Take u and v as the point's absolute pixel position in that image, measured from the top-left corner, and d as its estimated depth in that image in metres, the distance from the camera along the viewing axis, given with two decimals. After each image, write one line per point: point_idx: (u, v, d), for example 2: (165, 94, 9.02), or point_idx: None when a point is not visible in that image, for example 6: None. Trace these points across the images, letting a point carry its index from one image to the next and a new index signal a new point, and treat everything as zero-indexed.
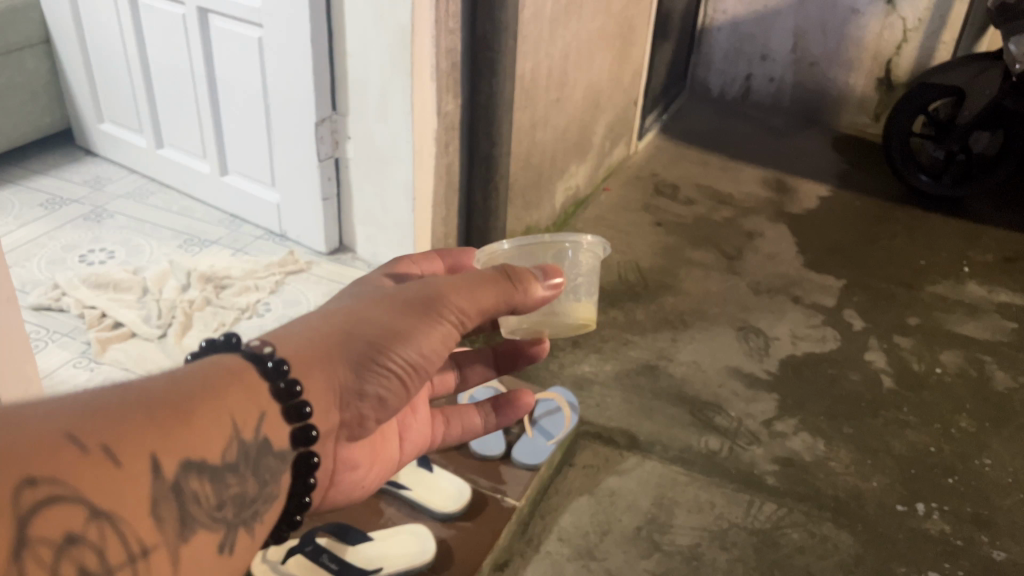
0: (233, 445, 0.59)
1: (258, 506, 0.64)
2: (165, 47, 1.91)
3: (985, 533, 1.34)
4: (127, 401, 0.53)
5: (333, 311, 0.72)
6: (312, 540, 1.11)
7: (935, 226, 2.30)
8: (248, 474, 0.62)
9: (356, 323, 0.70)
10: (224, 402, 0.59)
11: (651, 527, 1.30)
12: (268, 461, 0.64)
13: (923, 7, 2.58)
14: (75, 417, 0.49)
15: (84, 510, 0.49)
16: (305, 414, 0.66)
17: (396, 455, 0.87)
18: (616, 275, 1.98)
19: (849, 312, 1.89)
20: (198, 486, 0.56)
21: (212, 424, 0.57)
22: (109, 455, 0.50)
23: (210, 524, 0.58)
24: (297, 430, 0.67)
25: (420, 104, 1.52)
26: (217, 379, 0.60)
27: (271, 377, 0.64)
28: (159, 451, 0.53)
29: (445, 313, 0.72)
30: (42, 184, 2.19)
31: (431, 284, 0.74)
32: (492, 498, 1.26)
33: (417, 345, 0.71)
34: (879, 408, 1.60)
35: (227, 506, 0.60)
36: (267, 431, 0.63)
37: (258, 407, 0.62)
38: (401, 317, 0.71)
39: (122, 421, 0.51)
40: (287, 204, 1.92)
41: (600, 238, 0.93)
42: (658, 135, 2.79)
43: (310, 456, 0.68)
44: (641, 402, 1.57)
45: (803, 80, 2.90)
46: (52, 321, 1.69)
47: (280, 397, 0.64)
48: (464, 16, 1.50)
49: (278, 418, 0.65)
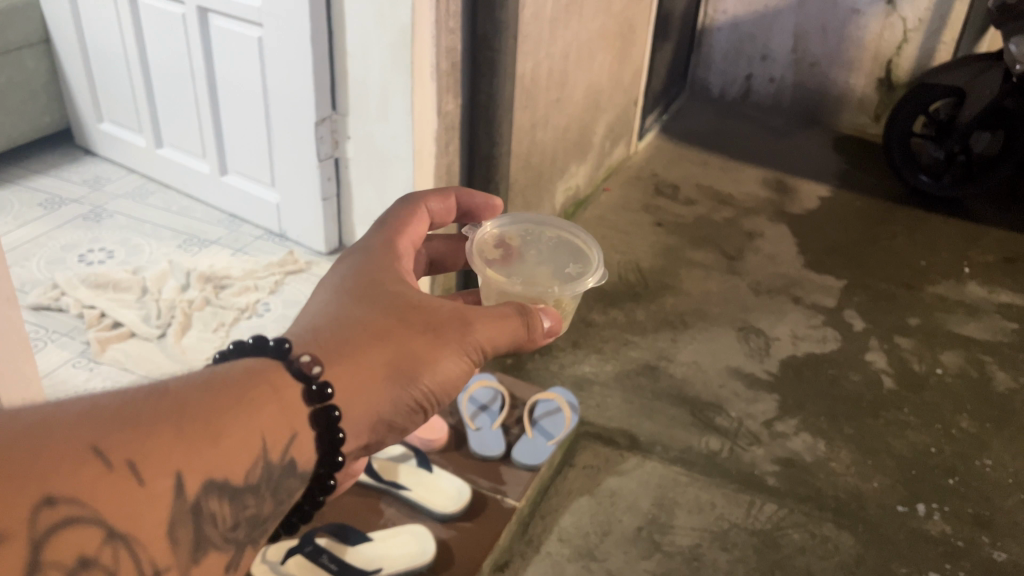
0: (257, 466, 0.58)
1: (269, 523, 0.63)
2: (164, 46, 1.90)
3: (986, 534, 1.34)
4: (159, 411, 0.53)
5: (364, 327, 0.67)
6: (312, 540, 1.11)
7: (934, 227, 2.30)
8: (267, 495, 0.61)
9: (391, 351, 0.67)
10: (258, 418, 0.58)
11: (652, 527, 1.30)
12: (289, 482, 0.63)
13: (923, 8, 2.58)
14: (104, 428, 0.50)
15: (100, 532, 0.49)
16: (338, 442, 0.64)
17: None
18: (616, 275, 1.98)
19: (850, 312, 1.89)
20: (216, 507, 0.56)
21: (240, 442, 0.56)
22: (133, 473, 0.50)
23: (222, 545, 0.58)
24: (323, 457, 0.64)
25: (420, 105, 1.50)
26: (254, 390, 0.59)
27: (312, 399, 0.62)
28: (183, 469, 0.52)
29: (477, 351, 0.71)
30: (41, 183, 2.18)
31: (465, 313, 0.71)
32: (492, 499, 1.26)
33: (448, 384, 0.70)
34: (880, 408, 1.60)
35: (240, 528, 0.60)
36: (295, 453, 0.62)
37: (291, 428, 0.61)
38: (437, 351, 0.69)
39: (150, 437, 0.51)
40: (287, 204, 1.92)
41: (601, 276, 0.86)
42: (658, 135, 2.79)
43: (328, 480, 0.66)
44: (642, 402, 1.57)
45: (803, 80, 2.90)
46: (52, 321, 1.69)
47: (316, 424, 0.62)
48: (465, 17, 1.49)
49: (309, 443, 0.62)
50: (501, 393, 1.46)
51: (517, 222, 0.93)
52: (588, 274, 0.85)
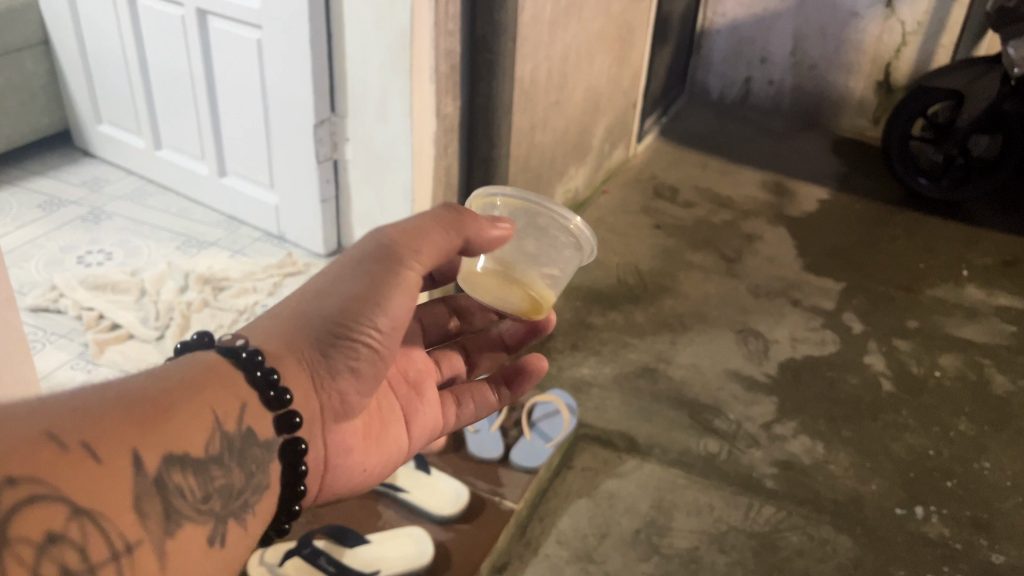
0: (215, 437, 0.61)
1: (247, 496, 0.65)
2: (164, 48, 1.90)
3: (984, 537, 1.34)
4: (106, 401, 0.55)
5: (301, 287, 0.79)
6: (310, 542, 1.11)
7: (933, 230, 2.30)
8: (234, 466, 0.63)
9: (320, 293, 0.77)
10: (203, 396, 0.62)
11: (650, 529, 1.30)
12: (253, 452, 0.65)
13: (922, 11, 2.58)
14: (54, 417, 0.51)
15: (64, 508, 0.48)
16: (286, 401, 0.69)
17: (404, 441, 0.89)
18: (615, 277, 1.98)
19: (849, 315, 1.89)
20: (181, 479, 0.57)
21: (192, 419, 0.59)
22: (90, 452, 0.51)
23: (196, 517, 0.58)
24: (279, 418, 0.68)
25: (420, 106, 1.51)
26: (195, 375, 0.63)
27: (246, 367, 0.67)
28: (140, 446, 0.54)
29: (397, 265, 0.78)
30: (40, 184, 2.19)
31: (376, 236, 0.80)
32: (491, 501, 1.26)
33: (377, 302, 0.76)
34: (879, 411, 1.60)
35: (212, 499, 0.60)
36: (250, 421, 0.65)
37: (238, 399, 0.65)
38: (357, 276, 0.77)
39: (101, 420, 0.53)
40: (287, 205, 1.92)
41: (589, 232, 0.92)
42: (658, 137, 2.79)
43: (297, 442, 0.70)
44: (640, 404, 1.57)
45: (802, 83, 2.90)
46: (50, 322, 1.69)
47: (257, 387, 0.67)
48: (464, 19, 1.50)
49: (259, 407, 0.67)
50: None
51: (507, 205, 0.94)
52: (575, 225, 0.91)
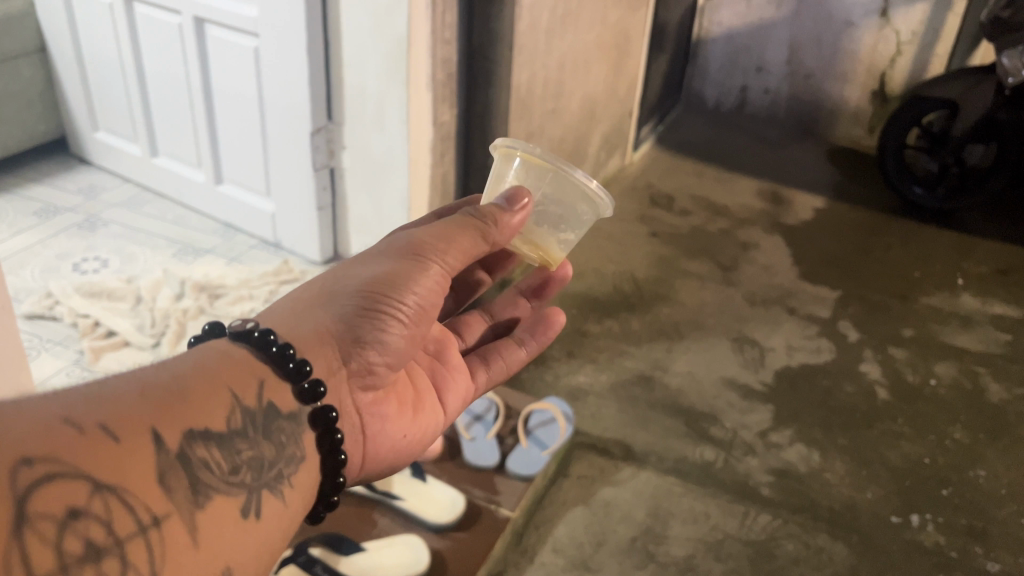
0: (237, 412, 0.62)
1: (279, 468, 0.65)
2: (161, 56, 1.91)
3: (979, 545, 1.34)
4: (120, 389, 0.56)
5: (333, 271, 0.81)
6: (305, 550, 1.12)
7: (928, 238, 2.31)
8: (260, 438, 0.64)
9: (349, 275, 0.78)
10: (217, 376, 0.63)
11: (646, 537, 1.30)
12: (279, 425, 0.66)
13: (916, 21, 2.60)
14: (69, 404, 0.52)
15: (86, 484, 0.49)
16: (305, 371, 0.69)
17: (440, 408, 0.91)
18: (611, 285, 1.98)
19: (844, 323, 1.89)
20: (206, 454, 0.58)
21: (208, 397, 0.60)
22: (107, 432, 0.52)
23: (226, 489, 0.59)
24: (301, 389, 0.69)
25: (416, 115, 1.53)
26: (208, 358, 0.64)
27: (258, 346, 0.68)
28: (158, 424, 0.55)
29: (421, 253, 0.79)
30: (35, 191, 2.18)
31: (406, 235, 0.82)
32: (486, 509, 1.26)
33: (402, 282, 0.77)
34: (874, 419, 1.60)
35: (241, 471, 0.61)
36: (271, 396, 0.66)
37: (255, 376, 0.66)
38: (380, 259, 0.79)
39: (117, 403, 0.54)
40: (282, 213, 1.92)
41: (608, 194, 0.92)
42: (654, 146, 2.80)
43: (328, 410, 0.70)
44: (636, 411, 1.57)
45: (798, 92, 2.92)
46: (46, 329, 1.69)
47: (273, 362, 0.68)
48: (461, 27, 1.51)
49: (279, 382, 0.68)
50: (496, 402, 1.47)
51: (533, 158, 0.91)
52: (595, 191, 0.91)
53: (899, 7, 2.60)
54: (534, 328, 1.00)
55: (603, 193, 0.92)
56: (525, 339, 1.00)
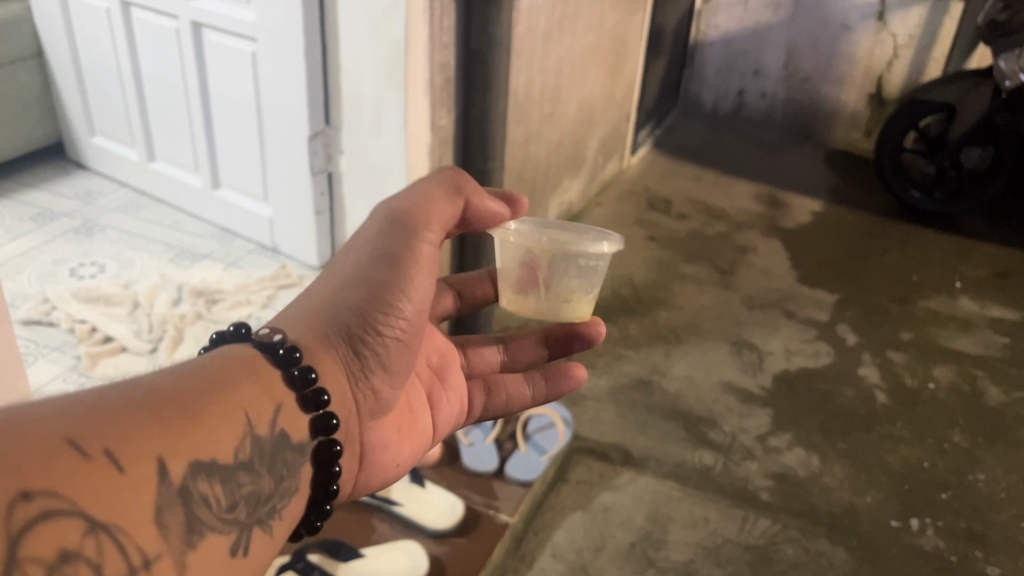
0: (246, 442, 0.61)
1: (275, 502, 0.64)
2: (158, 61, 1.91)
3: (979, 549, 1.34)
4: (134, 404, 0.54)
5: (327, 273, 0.79)
6: (303, 556, 1.12)
7: (925, 242, 2.31)
8: (263, 472, 0.63)
9: (346, 270, 0.77)
10: (234, 398, 0.61)
11: (646, 543, 1.29)
12: (285, 456, 0.66)
13: (912, 25, 2.61)
14: (79, 422, 0.50)
15: (81, 522, 0.47)
16: (324, 401, 0.69)
17: (432, 428, 0.90)
18: (609, 290, 1.98)
19: (842, 327, 1.89)
20: (206, 488, 0.56)
21: (222, 424, 0.59)
22: (112, 459, 0.50)
23: (220, 526, 0.58)
24: (316, 419, 0.69)
25: (414, 119, 1.53)
26: (228, 374, 0.63)
27: (283, 364, 0.68)
28: (166, 453, 0.53)
29: (409, 224, 0.79)
30: (32, 197, 2.18)
31: (388, 207, 0.81)
32: (485, 515, 1.25)
33: (391, 273, 0.76)
34: (872, 423, 1.60)
35: (238, 507, 0.60)
36: (285, 425, 0.66)
37: (273, 399, 0.65)
38: (369, 245, 0.78)
39: (127, 425, 0.52)
40: (279, 217, 1.92)
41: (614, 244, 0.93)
42: (651, 149, 2.80)
43: (332, 444, 0.70)
44: (636, 416, 1.57)
45: (794, 96, 2.92)
46: (43, 335, 1.68)
47: (293, 386, 0.68)
48: (459, 32, 1.51)
49: (295, 407, 0.68)
50: None
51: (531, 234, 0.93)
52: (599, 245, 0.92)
53: (896, 11, 2.61)
54: (550, 373, 0.98)
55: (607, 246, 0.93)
56: (537, 382, 0.98)
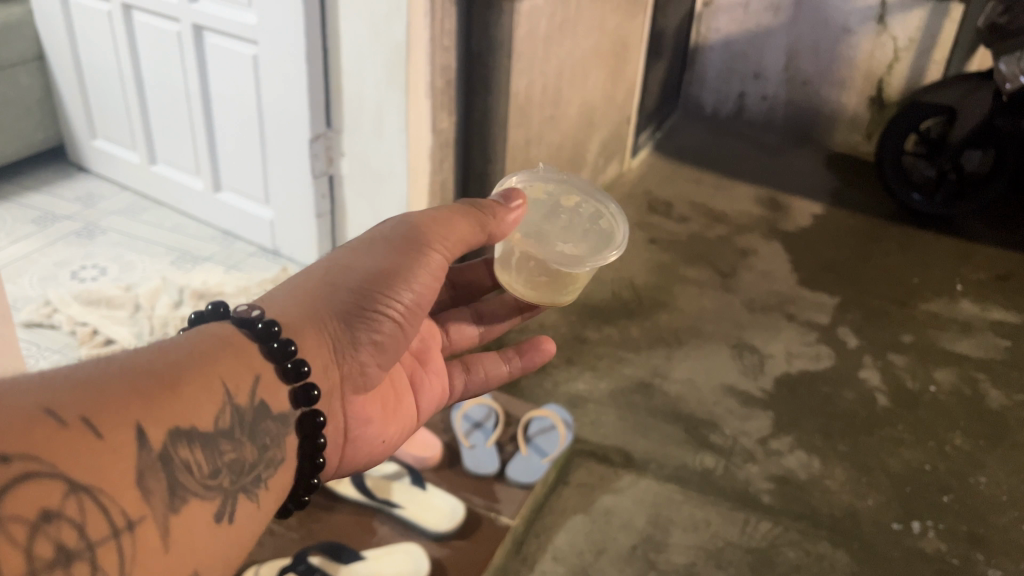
0: (226, 411, 0.61)
1: (259, 471, 0.65)
2: (161, 66, 1.91)
3: (981, 551, 1.34)
4: (108, 376, 0.54)
5: (333, 253, 0.82)
6: (305, 558, 1.13)
7: (925, 244, 2.31)
8: (245, 441, 0.63)
9: (348, 262, 0.79)
10: (212, 367, 0.62)
11: (647, 545, 1.29)
12: (267, 426, 0.66)
13: (913, 28, 2.61)
14: (53, 393, 0.50)
15: (61, 485, 0.47)
16: (304, 372, 0.69)
17: (415, 410, 0.92)
18: (610, 292, 1.97)
19: (843, 329, 1.89)
20: (188, 454, 0.57)
21: (201, 392, 0.59)
22: (90, 427, 0.50)
23: (202, 493, 0.58)
24: (297, 389, 0.69)
25: (416, 122, 1.53)
26: (207, 348, 0.63)
27: (261, 338, 0.68)
28: (145, 420, 0.53)
29: (425, 242, 0.82)
30: (33, 200, 2.18)
31: (408, 221, 0.84)
32: (486, 517, 1.25)
33: (399, 275, 0.79)
34: (875, 426, 1.60)
35: (221, 473, 0.60)
36: (264, 395, 0.66)
37: (250, 370, 0.65)
38: (380, 249, 0.81)
39: (103, 393, 0.52)
40: (282, 221, 1.92)
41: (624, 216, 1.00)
42: (652, 152, 2.80)
43: (316, 416, 0.70)
44: (636, 419, 1.57)
45: (795, 98, 2.93)
46: (44, 338, 1.69)
47: (272, 357, 0.68)
48: (460, 33, 1.52)
49: (274, 379, 0.68)
50: (496, 410, 1.47)
51: (547, 180, 1.01)
52: (610, 211, 1.01)
53: (897, 14, 2.61)
54: (524, 348, 1.01)
55: (619, 216, 1.00)
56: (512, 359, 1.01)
